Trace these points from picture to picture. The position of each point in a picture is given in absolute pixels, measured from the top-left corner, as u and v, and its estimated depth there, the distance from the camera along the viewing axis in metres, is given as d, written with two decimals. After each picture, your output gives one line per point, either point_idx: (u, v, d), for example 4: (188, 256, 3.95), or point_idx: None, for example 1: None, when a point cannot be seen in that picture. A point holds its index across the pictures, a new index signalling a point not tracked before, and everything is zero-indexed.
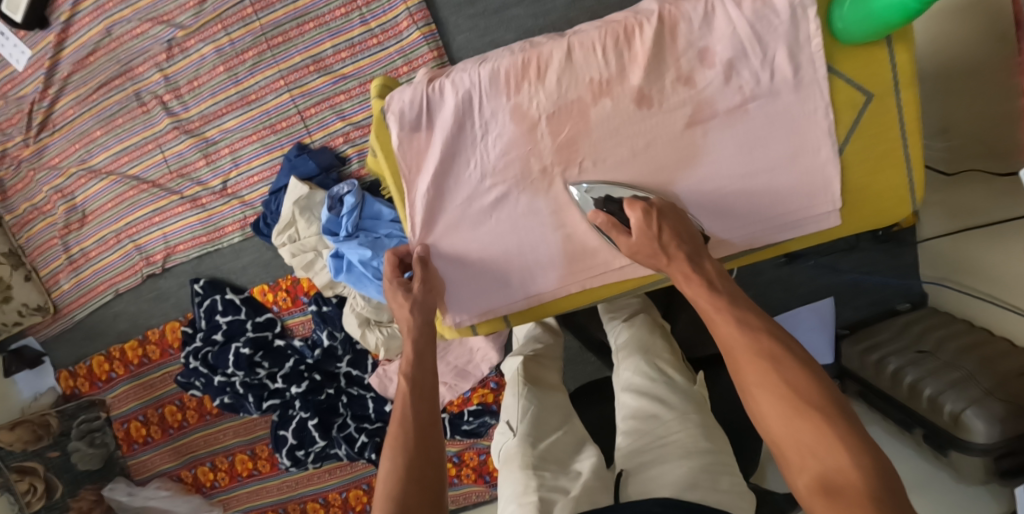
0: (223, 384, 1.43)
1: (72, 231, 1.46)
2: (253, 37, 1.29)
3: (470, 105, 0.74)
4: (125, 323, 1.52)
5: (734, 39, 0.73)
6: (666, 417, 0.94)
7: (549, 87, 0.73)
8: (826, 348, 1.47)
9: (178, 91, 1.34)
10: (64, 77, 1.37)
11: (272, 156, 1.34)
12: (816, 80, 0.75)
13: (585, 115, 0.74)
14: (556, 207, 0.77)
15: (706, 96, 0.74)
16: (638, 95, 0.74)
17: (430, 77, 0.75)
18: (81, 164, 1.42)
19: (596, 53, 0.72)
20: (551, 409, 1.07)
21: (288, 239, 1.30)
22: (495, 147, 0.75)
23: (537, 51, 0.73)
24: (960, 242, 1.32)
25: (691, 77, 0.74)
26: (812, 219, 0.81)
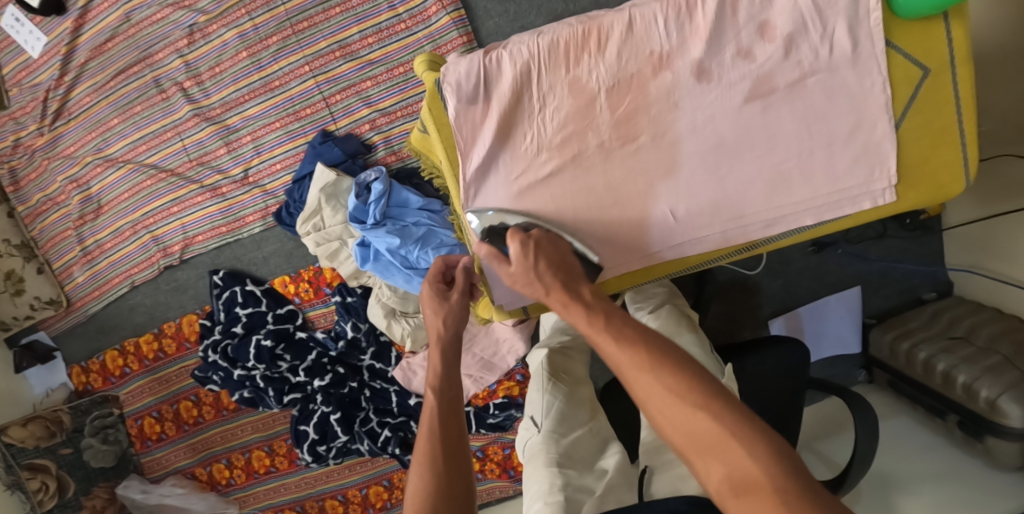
0: (243, 378, 1.41)
1: (87, 222, 1.43)
2: (278, 22, 1.27)
3: (529, 77, 0.72)
4: (141, 316, 1.49)
5: (795, 12, 0.72)
6: None
7: (609, 60, 0.71)
8: (852, 338, 1.49)
9: (199, 78, 1.32)
10: (81, 64, 1.34)
11: (296, 144, 1.31)
12: (874, 54, 0.74)
13: (645, 89, 0.73)
14: (610, 183, 0.76)
15: (766, 71, 0.73)
16: (698, 69, 0.72)
17: (486, 48, 0.73)
18: (97, 154, 1.39)
19: (658, 23, 0.71)
20: (579, 404, 1.00)
21: (313, 228, 1.28)
22: (552, 121, 0.74)
23: (599, 22, 0.71)
24: (991, 228, 1.33)
25: (751, 51, 0.73)
26: (868, 197, 0.80)
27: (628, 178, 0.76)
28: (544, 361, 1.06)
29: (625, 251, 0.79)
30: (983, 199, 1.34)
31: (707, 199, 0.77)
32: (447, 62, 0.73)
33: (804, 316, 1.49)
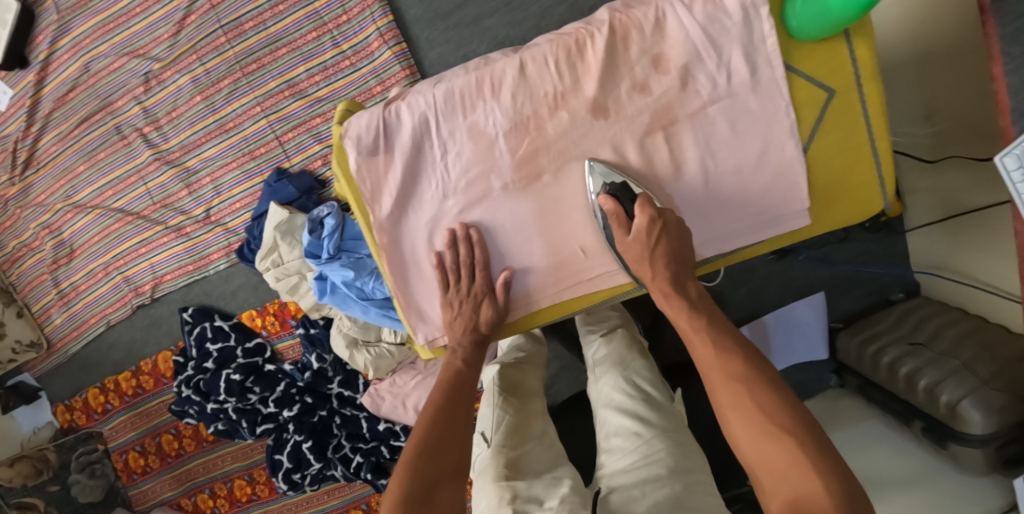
0: (216, 411, 1.43)
1: (61, 265, 1.47)
2: (228, 65, 1.30)
3: (429, 126, 0.73)
4: (120, 353, 1.52)
5: (688, 44, 0.71)
6: (647, 435, 0.91)
7: (505, 103, 0.72)
8: (819, 343, 1.47)
9: (158, 123, 1.35)
10: (46, 115, 1.39)
11: (253, 183, 1.35)
12: (776, 79, 0.73)
13: (542, 130, 0.73)
14: (517, 221, 0.76)
15: (665, 103, 0.73)
16: (593, 106, 0.72)
17: (387, 100, 0.75)
18: (67, 200, 1.43)
19: (550, 66, 0.72)
20: (528, 413, 1.04)
21: (272, 264, 1.30)
22: (456, 165, 0.75)
23: (493, 68, 0.72)
24: (950, 229, 1.31)
25: (646, 84, 0.72)
26: (785, 221, 0.78)
27: (535, 215, 0.76)
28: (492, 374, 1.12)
29: (543, 287, 0.79)
30: (942, 198, 1.32)
31: (617, 230, 0.76)
32: (350, 118, 0.74)
33: (769, 325, 1.47)
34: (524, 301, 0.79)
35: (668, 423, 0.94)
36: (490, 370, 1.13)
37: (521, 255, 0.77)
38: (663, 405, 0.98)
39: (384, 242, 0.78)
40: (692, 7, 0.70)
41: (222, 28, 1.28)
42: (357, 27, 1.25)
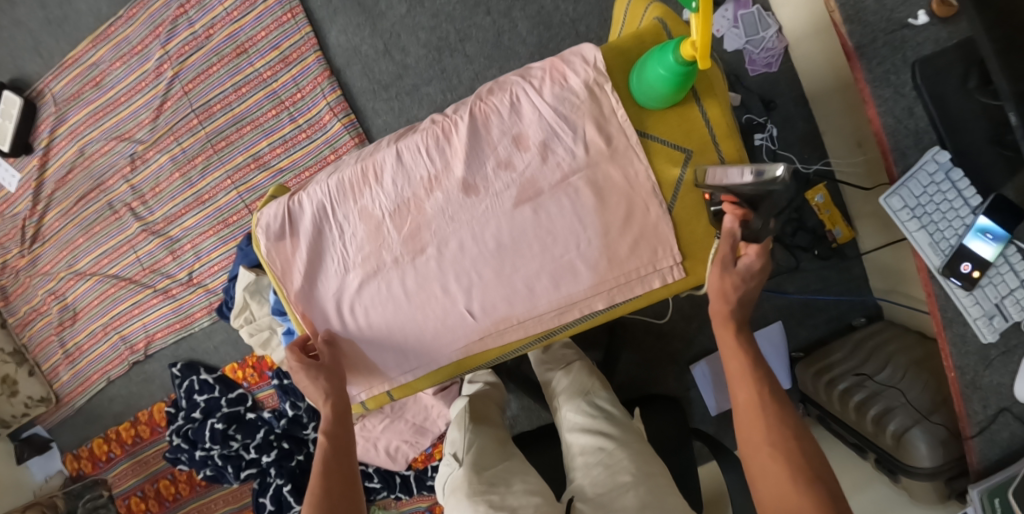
0: (203, 459, 1.52)
1: (66, 327, 1.61)
2: (201, 144, 1.45)
3: (325, 211, 0.86)
4: (119, 405, 1.66)
5: (543, 123, 0.80)
6: (610, 448, 0.96)
7: (386, 188, 0.84)
8: (783, 375, 1.30)
9: (144, 198, 1.50)
10: (49, 194, 1.56)
11: (228, 247, 1.47)
12: (632, 148, 0.80)
13: (422, 208, 0.84)
14: (412, 289, 0.86)
15: (529, 176, 0.81)
16: (464, 184, 0.82)
17: (293, 193, 0.89)
18: (69, 269, 1.58)
19: (423, 151, 0.82)
20: (496, 436, 1.10)
21: (246, 321, 1.42)
22: (352, 242, 0.87)
23: (375, 158, 0.85)
24: (897, 253, 1.12)
25: (512, 161, 0.81)
26: (657, 276, 0.82)
27: (425, 281, 0.85)
28: (466, 403, 1.17)
29: (438, 346, 0.87)
30: (878, 223, 1.15)
31: (500, 294, 0.84)
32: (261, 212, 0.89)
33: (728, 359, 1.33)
34: (421, 358, 0.88)
35: (632, 440, 0.99)
36: (463, 400, 1.17)
37: (417, 318, 0.86)
38: (626, 425, 1.02)
39: (297, 311, 0.89)
40: (543, 93, 0.80)
41: (194, 112, 1.45)
42: (311, 103, 1.40)
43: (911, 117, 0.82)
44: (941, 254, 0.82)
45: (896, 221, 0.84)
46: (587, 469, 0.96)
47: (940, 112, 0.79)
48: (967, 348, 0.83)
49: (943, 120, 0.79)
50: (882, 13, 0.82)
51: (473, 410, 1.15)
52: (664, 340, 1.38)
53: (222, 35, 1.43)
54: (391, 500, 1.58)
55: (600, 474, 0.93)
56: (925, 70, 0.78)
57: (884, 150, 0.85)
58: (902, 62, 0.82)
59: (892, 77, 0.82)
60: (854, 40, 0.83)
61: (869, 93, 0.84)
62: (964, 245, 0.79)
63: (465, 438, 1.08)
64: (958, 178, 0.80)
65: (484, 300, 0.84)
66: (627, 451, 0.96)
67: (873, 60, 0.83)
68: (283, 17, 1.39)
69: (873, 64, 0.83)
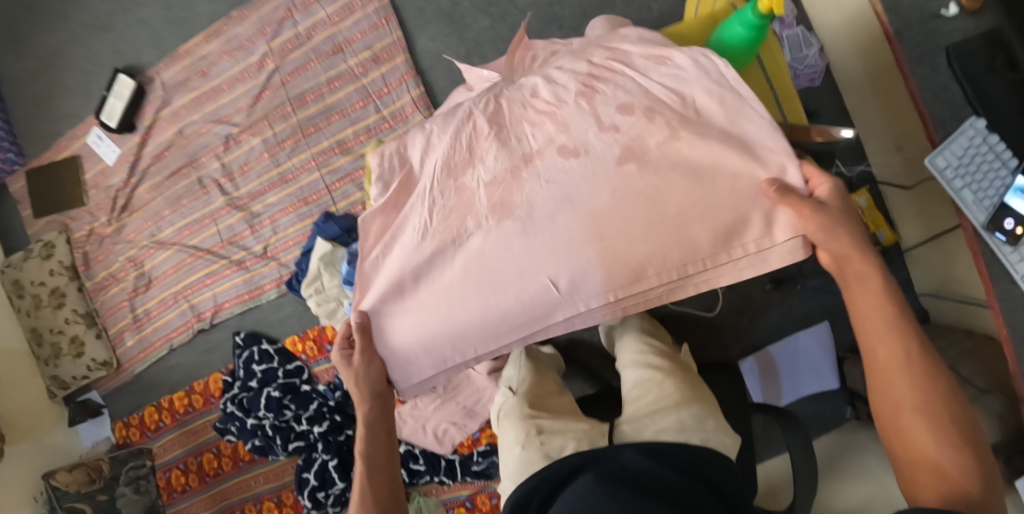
0: (255, 427, 1.59)
1: (139, 293, 1.71)
2: (292, 129, 1.60)
3: (419, 159, 1.04)
4: (178, 375, 1.72)
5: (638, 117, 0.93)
6: (658, 377, 1.02)
7: (488, 166, 0.98)
8: (830, 372, 1.37)
9: (232, 175, 1.63)
10: (144, 168, 1.70)
11: (305, 223, 1.58)
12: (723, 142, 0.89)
13: (518, 180, 0.96)
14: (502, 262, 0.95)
15: (628, 146, 0.92)
16: (563, 151, 0.95)
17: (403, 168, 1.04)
18: (152, 238, 1.70)
19: (523, 108, 1.00)
20: (545, 378, 1.15)
21: (315, 291, 1.51)
22: (440, 190, 1.00)
23: (473, 116, 1.02)
24: (940, 247, 1.22)
25: (603, 146, 0.93)
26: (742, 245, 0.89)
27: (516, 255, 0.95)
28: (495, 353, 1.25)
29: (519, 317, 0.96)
30: (923, 220, 1.25)
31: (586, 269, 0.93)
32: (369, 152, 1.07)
33: (776, 355, 1.41)
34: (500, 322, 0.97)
35: (684, 372, 1.02)
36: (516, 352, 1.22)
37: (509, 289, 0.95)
38: (675, 362, 1.06)
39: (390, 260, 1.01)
40: (635, 83, 0.96)
41: (289, 100, 1.61)
42: (396, 97, 1.55)
43: (948, 91, 0.96)
44: (984, 210, 0.92)
45: (941, 179, 0.94)
46: (639, 399, 1.01)
47: (974, 91, 0.91)
48: (1015, 305, 0.89)
49: (977, 95, 0.91)
50: (916, 7, 0.98)
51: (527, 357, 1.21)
52: (714, 332, 1.45)
53: (323, 36, 1.60)
54: (433, 485, 1.61)
55: (648, 404, 0.98)
56: (958, 53, 0.91)
57: (926, 120, 0.99)
58: (936, 47, 0.97)
59: (927, 58, 0.98)
60: (895, 27, 1.00)
61: (909, 72, 0.99)
62: (1005, 203, 0.89)
63: (518, 375, 1.15)
64: (996, 143, 0.91)
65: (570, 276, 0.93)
66: (679, 381, 1.00)
67: (910, 44, 1.00)
68: (378, 23, 1.57)
69: (911, 48, 0.99)
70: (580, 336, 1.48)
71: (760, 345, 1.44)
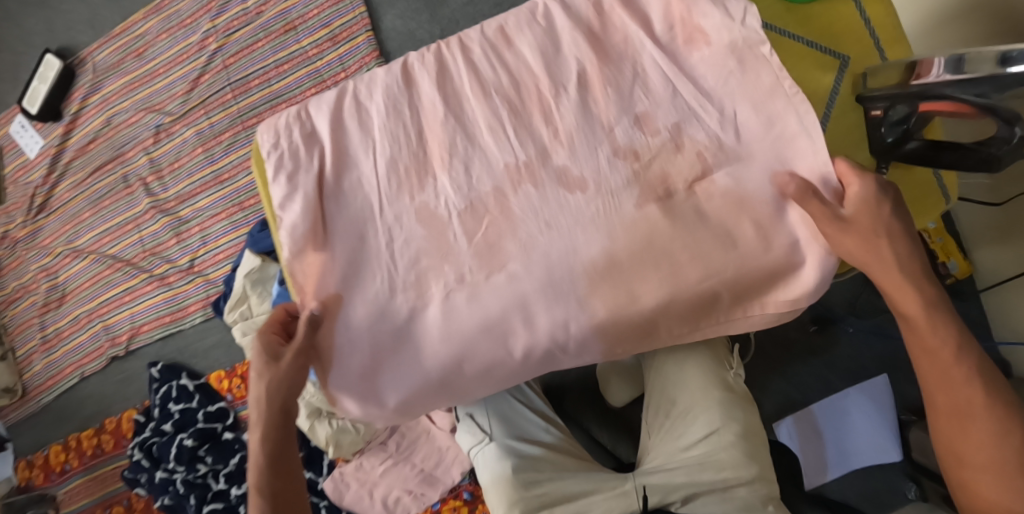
0: (164, 482, 1.27)
1: (50, 309, 1.44)
2: (231, 119, 1.34)
3: (343, 141, 0.65)
4: (89, 409, 1.44)
5: (677, 104, 0.62)
6: (703, 437, 0.70)
7: (457, 178, 0.63)
8: (891, 442, 1.01)
9: (160, 173, 1.38)
10: (66, 163, 1.46)
11: (239, 232, 1.30)
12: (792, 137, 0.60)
13: (505, 209, 0.62)
14: (484, 320, 0.61)
15: (657, 171, 0.61)
16: (563, 176, 0.62)
17: (315, 150, 0.65)
18: (68, 245, 1.44)
19: (496, 69, 0.65)
20: (525, 418, 0.89)
21: (240, 316, 1.21)
22: (381, 195, 0.64)
23: (418, 84, 0.66)
24: None
25: (624, 145, 0.62)
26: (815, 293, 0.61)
27: (503, 311, 0.60)
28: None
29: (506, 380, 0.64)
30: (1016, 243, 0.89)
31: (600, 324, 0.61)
32: (259, 129, 0.67)
33: (820, 418, 1.04)
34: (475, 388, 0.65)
35: (737, 412, 0.71)
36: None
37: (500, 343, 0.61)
38: (720, 386, 0.73)
39: (309, 302, 0.63)
40: (669, 42, 0.64)
41: (230, 86, 1.35)
42: None
43: None
44: None
45: None
46: (670, 447, 0.72)
47: None
48: None
49: None
50: None
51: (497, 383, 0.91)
52: None
53: (274, 12, 1.34)
54: None
55: (682, 460, 0.69)
56: None
57: None
58: None
59: None
60: None
61: None
62: None
63: (489, 411, 0.88)
64: None
65: (581, 335, 0.61)
66: (732, 430, 0.70)
67: None
68: None
69: None
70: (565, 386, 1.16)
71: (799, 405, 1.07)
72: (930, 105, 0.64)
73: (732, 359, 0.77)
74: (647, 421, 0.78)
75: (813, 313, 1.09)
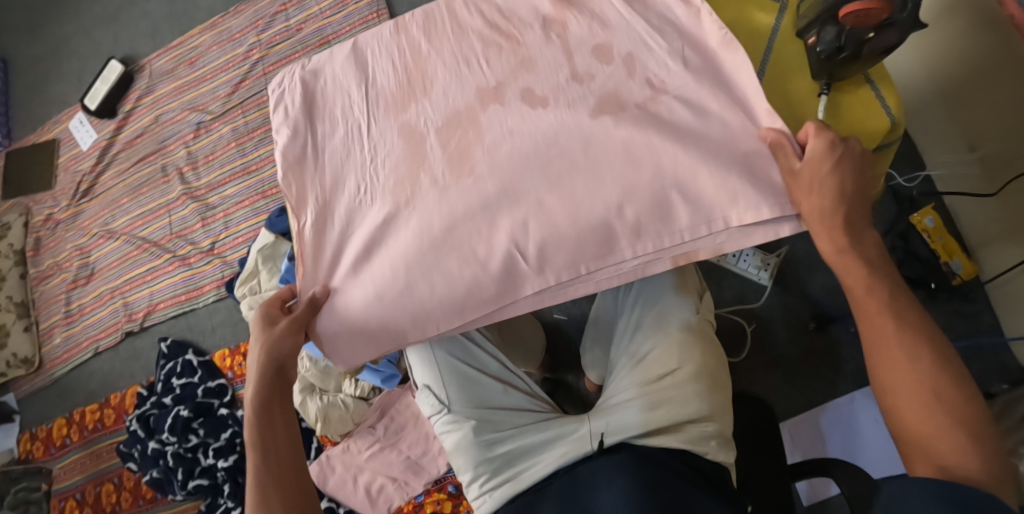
0: (156, 454, 1.27)
1: (78, 286, 1.54)
2: (264, 118, 1.47)
3: (337, 80, 0.75)
4: (96, 384, 1.48)
5: (630, 33, 0.68)
6: (659, 380, 0.73)
7: (434, 100, 0.71)
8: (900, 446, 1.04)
9: (196, 164, 1.50)
10: (114, 153, 1.59)
11: (258, 219, 1.40)
12: (740, 66, 0.64)
13: (475, 122, 0.68)
14: (447, 221, 0.66)
15: (611, 89, 0.66)
16: (528, 94, 0.68)
17: (313, 84, 0.76)
18: (104, 227, 1.56)
19: (472, 14, 0.73)
20: (487, 384, 0.81)
21: (249, 290, 1.28)
22: (372, 117, 0.72)
23: (406, 29, 0.75)
24: None
25: (583, 67, 0.68)
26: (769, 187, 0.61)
27: (467, 211, 0.65)
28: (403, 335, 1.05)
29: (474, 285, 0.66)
30: (1017, 235, 0.98)
31: (556, 229, 0.64)
32: (273, 83, 0.78)
33: (823, 422, 1.10)
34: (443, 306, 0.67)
35: (694, 354, 0.73)
36: None
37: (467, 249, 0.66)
38: (681, 329, 0.75)
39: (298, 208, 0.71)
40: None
41: (267, 90, 1.49)
42: None
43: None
44: None
45: None
46: (629, 386, 0.75)
47: None
48: None
49: None
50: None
51: (450, 345, 0.83)
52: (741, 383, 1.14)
53: (312, 28, 1.49)
54: None
55: (635, 398, 0.73)
56: None
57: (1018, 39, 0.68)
58: None
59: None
60: None
61: None
62: None
63: (446, 376, 0.80)
64: None
65: (540, 237, 0.64)
66: (688, 371, 0.72)
67: None
68: (370, 16, 1.45)
69: None
70: (562, 376, 1.16)
71: (803, 406, 1.12)
72: (843, 8, 0.61)
73: (701, 306, 0.78)
74: (616, 365, 0.80)
75: (813, 311, 1.15)
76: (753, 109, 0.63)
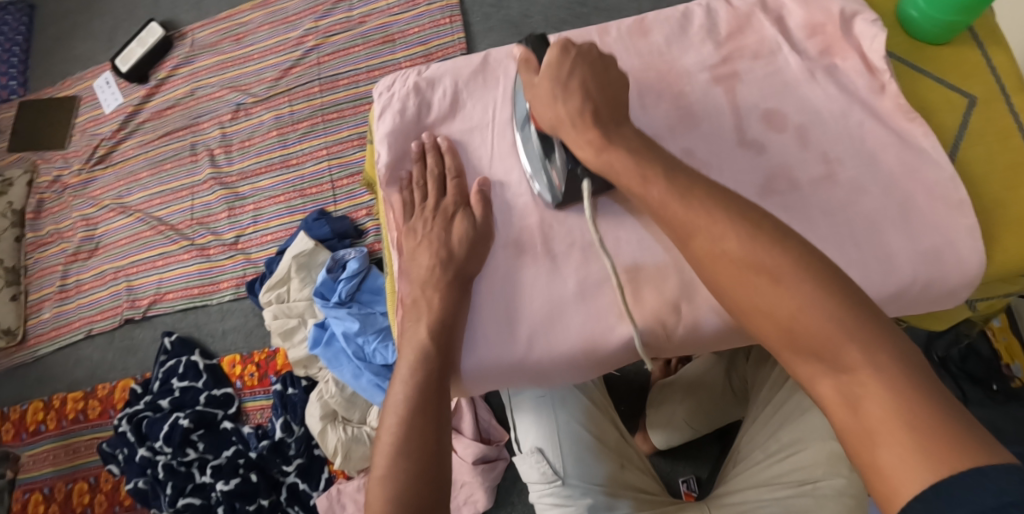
0: (144, 462, 1.13)
1: (78, 260, 1.41)
2: (312, 110, 1.36)
3: (458, 97, 0.72)
4: (83, 371, 1.35)
5: (809, 108, 0.66)
6: (799, 487, 0.67)
7: None
8: None
9: (229, 147, 1.39)
10: (139, 122, 1.47)
11: (293, 218, 1.29)
12: (925, 151, 0.63)
13: None
14: (583, 286, 0.64)
15: (785, 163, 0.65)
16: (683, 155, 0.66)
17: (430, 98, 0.72)
18: (117, 200, 1.43)
19: (628, 51, 0.70)
20: (603, 462, 0.76)
21: (275, 298, 1.16)
22: (495, 152, 0.70)
23: None
24: None
25: (753, 135, 0.66)
26: (929, 301, 0.62)
27: (606, 281, 0.64)
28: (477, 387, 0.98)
29: (488, 371, 0.64)
30: None
31: (705, 325, 0.63)
32: (380, 84, 0.74)
33: None
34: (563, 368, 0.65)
35: (841, 467, 0.66)
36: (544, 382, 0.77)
37: (504, 322, 0.64)
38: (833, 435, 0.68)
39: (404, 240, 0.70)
40: (806, 49, 0.68)
41: (319, 81, 1.38)
42: None
43: None
44: None
45: None
46: (757, 484, 0.70)
47: None
48: None
49: None
50: None
51: (573, 410, 0.78)
52: None
53: (375, 23, 1.39)
54: None
55: (764, 492, 0.68)
56: None
57: None
58: None
59: None
60: None
61: None
62: None
63: (564, 445, 0.75)
64: None
65: (689, 323, 0.63)
66: (831, 485, 0.66)
67: None
68: (440, 21, 1.35)
69: None
70: None
71: None
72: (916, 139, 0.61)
73: None
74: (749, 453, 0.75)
75: None
76: (914, 197, 0.62)
